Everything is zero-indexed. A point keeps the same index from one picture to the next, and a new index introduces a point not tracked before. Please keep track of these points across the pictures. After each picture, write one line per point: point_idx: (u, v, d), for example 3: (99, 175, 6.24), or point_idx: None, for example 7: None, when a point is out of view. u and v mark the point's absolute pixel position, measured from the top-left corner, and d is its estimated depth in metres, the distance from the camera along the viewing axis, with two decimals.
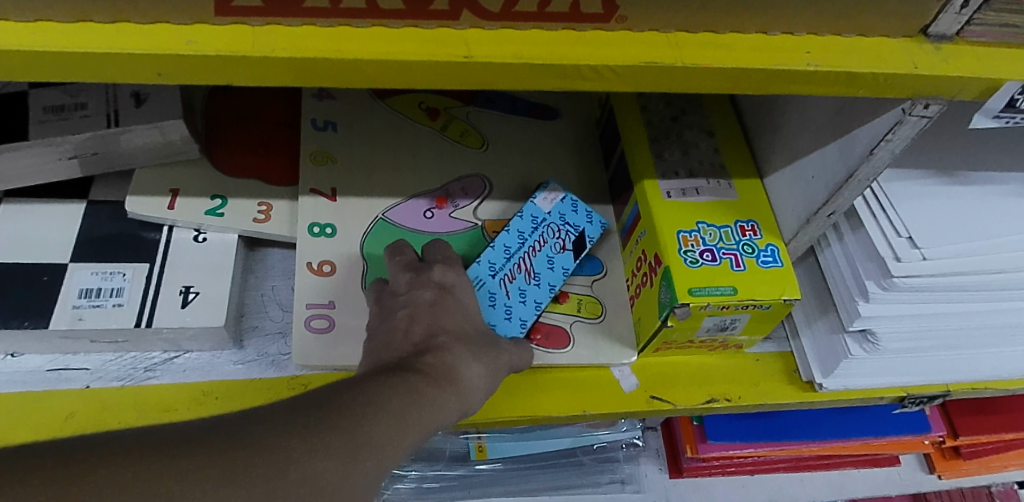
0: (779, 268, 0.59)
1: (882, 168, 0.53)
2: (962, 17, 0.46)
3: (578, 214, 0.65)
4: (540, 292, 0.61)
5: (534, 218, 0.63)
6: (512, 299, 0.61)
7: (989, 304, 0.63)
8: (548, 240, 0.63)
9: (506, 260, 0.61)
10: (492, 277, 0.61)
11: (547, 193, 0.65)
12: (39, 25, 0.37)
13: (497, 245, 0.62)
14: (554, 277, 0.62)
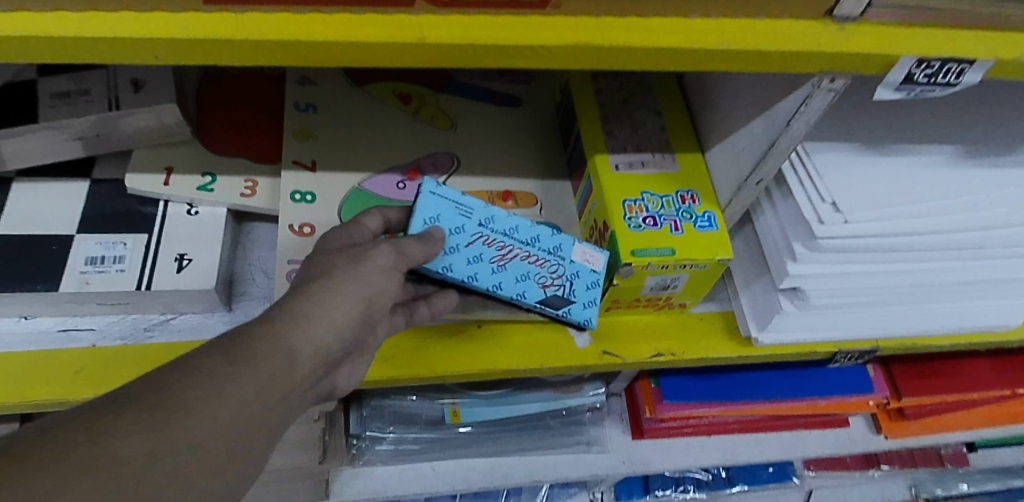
0: (715, 231, 0.66)
1: (800, 137, 0.60)
2: (863, 0, 0.52)
3: (586, 288, 0.64)
4: (484, 276, 0.61)
5: (557, 247, 0.64)
6: (464, 253, 0.60)
7: (909, 264, 0.71)
8: (546, 268, 0.63)
9: (500, 232, 0.62)
10: (468, 220, 0.61)
11: (593, 251, 0.64)
12: (55, 13, 0.43)
13: (512, 224, 0.63)
14: (509, 284, 0.61)
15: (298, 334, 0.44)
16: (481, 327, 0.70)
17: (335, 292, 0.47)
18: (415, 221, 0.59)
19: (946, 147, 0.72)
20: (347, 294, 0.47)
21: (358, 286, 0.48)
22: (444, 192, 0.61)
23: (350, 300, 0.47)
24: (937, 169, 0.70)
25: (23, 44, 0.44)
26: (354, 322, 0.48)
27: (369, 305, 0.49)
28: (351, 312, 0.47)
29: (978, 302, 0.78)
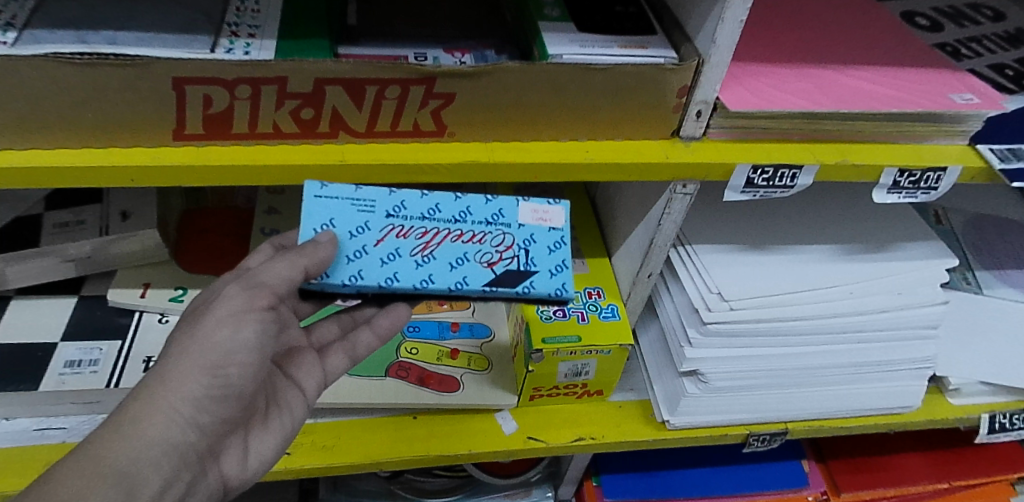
0: (617, 320, 0.77)
1: (672, 234, 0.72)
2: (701, 124, 0.66)
3: (547, 252, 0.56)
4: (408, 269, 0.53)
5: (495, 215, 0.57)
6: (375, 253, 0.53)
7: (795, 348, 0.81)
8: (489, 244, 0.55)
9: (417, 218, 0.55)
10: (373, 215, 0.55)
11: (545, 206, 0.58)
12: (56, 150, 0.56)
13: (431, 198, 0.56)
14: (444, 273, 0.53)
15: (149, 427, 0.51)
16: (418, 417, 0.79)
17: (179, 372, 0.53)
18: (306, 231, 0.53)
19: (822, 247, 0.83)
20: (190, 373, 0.53)
21: (202, 356, 0.53)
22: (336, 192, 0.55)
23: (195, 376, 0.53)
24: (816, 265, 0.81)
25: (28, 175, 0.55)
26: (208, 396, 0.53)
27: (221, 373, 0.54)
28: (200, 388, 0.53)
29: (874, 385, 0.86)
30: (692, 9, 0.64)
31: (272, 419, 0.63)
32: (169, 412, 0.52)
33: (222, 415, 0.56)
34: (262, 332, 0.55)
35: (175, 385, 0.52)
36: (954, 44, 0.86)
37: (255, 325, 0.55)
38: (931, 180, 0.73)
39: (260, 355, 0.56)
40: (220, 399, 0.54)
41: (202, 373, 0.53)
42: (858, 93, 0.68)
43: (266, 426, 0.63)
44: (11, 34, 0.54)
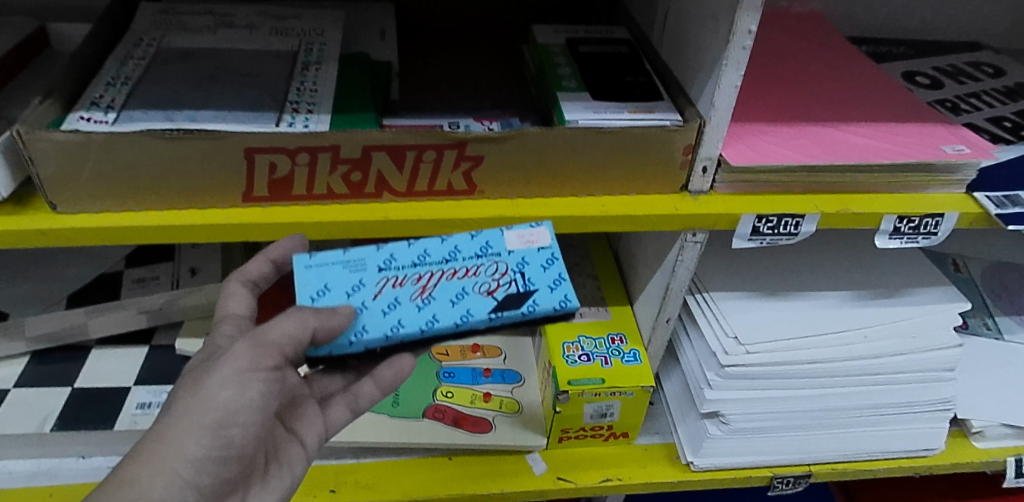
0: (639, 364, 0.83)
1: (686, 280, 0.78)
2: (707, 180, 0.73)
3: (540, 270, 0.62)
4: (411, 313, 0.60)
5: (484, 248, 0.64)
6: (375, 307, 0.60)
7: (813, 390, 0.85)
8: (484, 276, 0.62)
9: (408, 267, 0.63)
10: (366, 273, 0.63)
11: (529, 231, 0.65)
12: (144, 211, 0.65)
13: (417, 245, 0.64)
14: (446, 310, 0.60)
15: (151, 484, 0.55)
16: (452, 458, 0.84)
17: (182, 430, 0.57)
18: (304, 297, 0.61)
19: (836, 292, 0.88)
20: (192, 432, 0.57)
21: (204, 413, 0.57)
22: (326, 261, 0.64)
23: (198, 435, 0.57)
24: (828, 309, 0.85)
25: (121, 233, 0.64)
26: (208, 453, 0.58)
27: (222, 431, 0.58)
28: (201, 446, 0.57)
29: (894, 426, 0.89)
30: (695, 76, 0.72)
31: (273, 471, 0.68)
32: (170, 470, 0.56)
33: (221, 472, 0.59)
34: (263, 390, 0.59)
35: (179, 443, 0.56)
36: (953, 100, 0.92)
37: (257, 384, 0.59)
38: (930, 225, 0.78)
39: (260, 413, 0.60)
40: (220, 456, 0.58)
41: (204, 432, 0.57)
42: (853, 148, 0.74)
43: (267, 480, 0.68)
44: (113, 116, 0.65)
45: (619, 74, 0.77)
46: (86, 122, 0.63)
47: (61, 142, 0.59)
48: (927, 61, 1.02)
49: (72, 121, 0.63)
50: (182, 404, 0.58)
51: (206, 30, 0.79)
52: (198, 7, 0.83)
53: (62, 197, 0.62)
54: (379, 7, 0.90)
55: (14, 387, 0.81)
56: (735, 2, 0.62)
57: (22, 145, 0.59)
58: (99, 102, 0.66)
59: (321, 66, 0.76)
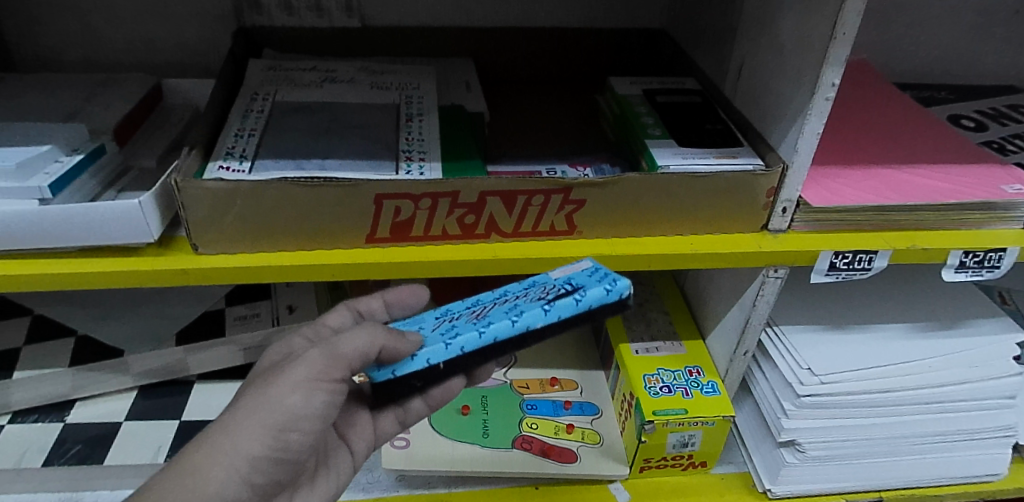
0: (718, 395, 0.87)
1: (765, 314, 0.83)
2: (786, 219, 0.79)
3: (586, 276, 0.67)
4: (469, 326, 0.63)
5: (531, 283, 0.69)
6: (434, 332, 0.64)
7: (884, 419, 0.89)
8: (535, 295, 0.66)
9: (465, 310, 0.68)
10: (426, 321, 0.67)
11: (573, 265, 0.70)
12: (276, 251, 0.70)
13: (470, 300, 0.70)
14: (500, 317, 0.63)
15: (208, 481, 0.56)
16: (541, 488, 0.87)
17: (247, 430, 0.58)
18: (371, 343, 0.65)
19: (899, 325, 0.92)
20: (255, 431, 0.58)
21: (271, 414, 0.58)
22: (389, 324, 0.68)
23: (260, 436, 0.58)
24: (895, 341, 0.90)
25: (257, 272, 0.69)
26: (266, 455, 0.58)
27: (282, 434, 0.59)
28: (261, 447, 0.58)
29: (960, 453, 0.93)
30: (774, 124, 0.77)
31: (319, 474, 0.71)
32: (227, 467, 0.57)
33: (274, 475, 0.60)
34: (327, 400, 0.61)
35: (239, 441, 0.57)
36: (999, 141, 0.98)
37: (324, 394, 0.60)
38: (993, 260, 0.83)
39: (320, 422, 0.61)
40: (277, 458, 0.59)
41: (266, 433, 0.58)
42: (919, 188, 0.80)
43: (313, 482, 0.70)
44: (248, 164, 0.71)
45: (698, 122, 0.83)
46: (226, 171, 0.69)
47: (213, 190, 0.65)
48: (969, 104, 1.08)
49: (213, 170, 0.69)
50: (248, 404, 0.59)
51: (314, 85, 0.86)
52: (302, 63, 0.89)
53: (204, 239, 0.68)
54: (463, 61, 0.97)
55: (126, 420, 0.85)
56: (820, 58, 0.68)
57: (178, 192, 0.64)
58: (233, 152, 0.72)
59: (424, 117, 0.82)
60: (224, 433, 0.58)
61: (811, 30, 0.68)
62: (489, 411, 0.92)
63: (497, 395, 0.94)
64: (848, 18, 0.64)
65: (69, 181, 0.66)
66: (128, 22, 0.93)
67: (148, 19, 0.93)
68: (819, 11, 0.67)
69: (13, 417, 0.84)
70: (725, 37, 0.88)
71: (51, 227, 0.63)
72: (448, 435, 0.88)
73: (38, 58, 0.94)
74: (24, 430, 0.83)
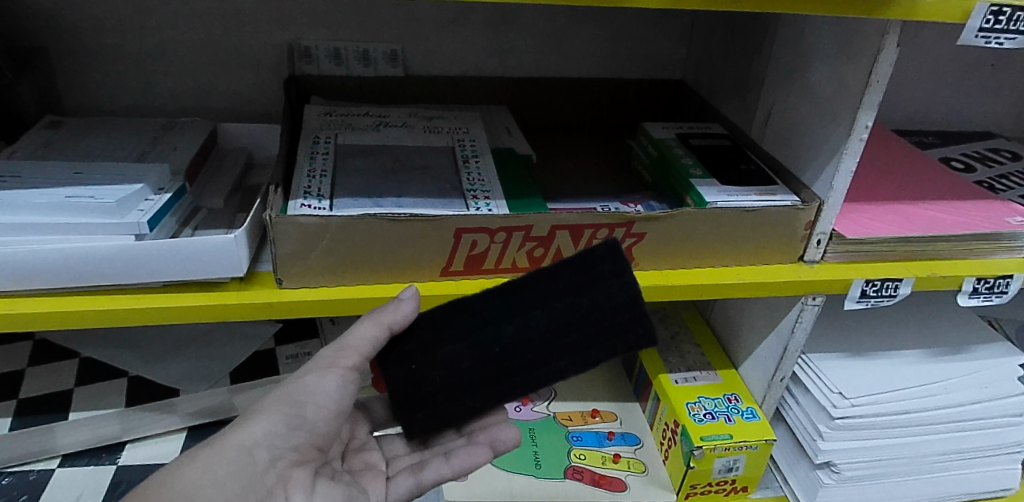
0: (758, 420, 0.91)
1: (802, 341, 0.89)
2: (820, 250, 0.85)
3: None
4: None
5: None
6: None
7: (910, 439, 0.94)
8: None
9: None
10: None
11: None
12: (356, 285, 0.73)
13: None
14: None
15: (237, 437, 0.66)
16: None
17: (270, 406, 0.67)
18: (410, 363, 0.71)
19: (918, 349, 0.98)
20: (278, 402, 0.67)
21: (288, 392, 0.68)
22: None
23: (282, 406, 0.67)
24: (916, 364, 0.95)
25: (338, 306, 0.72)
26: (288, 424, 0.67)
27: (299, 406, 0.68)
28: (283, 415, 0.67)
29: (977, 469, 0.99)
30: (807, 163, 0.85)
31: (338, 479, 0.73)
32: (253, 429, 0.66)
33: (295, 447, 0.68)
34: (340, 385, 0.69)
35: (266, 408, 0.67)
36: (988, 181, 1.08)
37: (335, 378, 0.69)
38: (1001, 285, 0.91)
39: (336, 406, 0.70)
40: (297, 429, 0.68)
41: (285, 401, 0.67)
42: (935, 220, 0.88)
43: (333, 480, 0.71)
44: (327, 202, 0.74)
45: (734, 163, 0.89)
46: (309, 208, 0.72)
47: (305, 225, 0.67)
48: (954, 147, 1.19)
49: (297, 207, 0.72)
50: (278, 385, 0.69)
51: (370, 129, 0.90)
52: (354, 110, 0.93)
53: (289, 272, 0.70)
54: (501, 108, 1.02)
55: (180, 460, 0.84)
56: (857, 102, 0.75)
57: (270, 228, 0.67)
58: (309, 191, 0.75)
59: (480, 159, 0.86)
60: (255, 407, 0.68)
61: (848, 77, 0.76)
62: (539, 443, 0.94)
63: (544, 430, 0.96)
64: (884, 66, 0.73)
65: (160, 218, 0.69)
66: (182, 70, 0.96)
67: (200, 68, 0.96)
68: (856, 61, 0.75)
69: (62, 461, 0.83)
70: (751, 85, 0.95)
71: (146, 262, 0.66)
72: (504, 467, 0.91)
73: (88, 104, 0.96)
74: (75, 473, 0.82)
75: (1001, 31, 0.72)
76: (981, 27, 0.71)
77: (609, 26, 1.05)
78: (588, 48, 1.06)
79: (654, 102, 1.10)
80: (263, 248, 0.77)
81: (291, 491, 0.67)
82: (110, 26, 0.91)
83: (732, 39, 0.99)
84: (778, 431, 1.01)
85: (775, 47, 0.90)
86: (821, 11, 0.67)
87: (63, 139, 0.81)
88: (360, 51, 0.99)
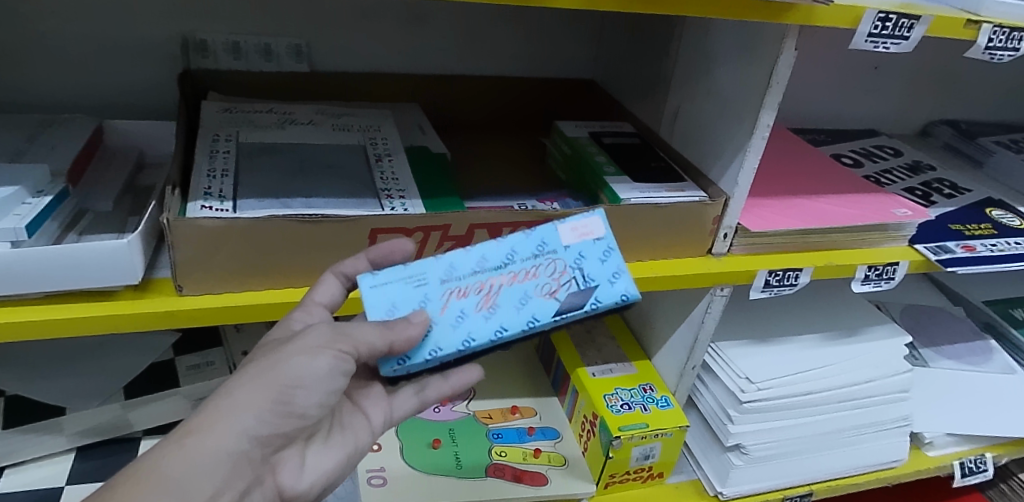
0: (672, 407, 0.93)
1: (711, 331, 0.91)
2: (727, 242, 0.88)
3: (600, 263, 0.66)
4: (482, 324, 0.63)
5: (541, 243, 0.67)
6: (444, 320, 0.63)
7: (813, 418, 0.99)
8: (544, 276, 0.65)
9: (468, 277, 0.65)
10: (429, 283, 0.64)
11: (583, 223, 0.68)
12: (266, 289, 0.70)
13: (473, 252, 0.66)
14: (514, 316, 0.63)
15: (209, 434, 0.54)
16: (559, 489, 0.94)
17: (251, 390, 0.56)
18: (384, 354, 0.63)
19: (816, 333, 1.03)
20: (261, 391, 0.56)
21: (273, 377, 0.56)
22: (385, 278, 0.64)
23: (265, 394, 0.56)
24: (815, 348, 1.00)
25: (246, 312, 0.68)
26: (274, 413, 0.57)
27: (288, 392, 0.57)
28: (268, 406, 0.56)
29: (871, 443, 1.05)
30: (713, 160, 0.88)
31: (335, 438, 0.66)
32: (230, 424, 0.55)
33: (280, 434, 0.58)
34: (334, 367, 0.58)
35: (246, 399, 0.56)
36: (875, 175, 1.15)
37: (329, 360, 0.58)
38: (890, 272, 0.97)
39: (330, 388, 0.59)
40: (284, 417, 0.57)
41: (270, 390, 0.56)
42: (829, 213, 0.93)
43: (329, 443, 0.65)
44: (230, 204, 0.69)
45: (644, 160, 0.91)
46: (210, 210, 0.68)
47: (207, 228, 0.63)
48: (842, 144, 1.26)
49: (196, 209, 0.67)
50: (260, 366, 0.57)
51: (275, 126, 0.86)
52: (257, 106, 0.89)
53: (189, 279, 0.66)
54: (413, 106, 1.00)
55: (68, 483, 0.78)
56: (759, 102, 0.79)
57: (169, 231, 0.62)
58: (210, 192, 0.71)
59: (393, 157, 0.85)
60: (225, 393, 0.56)
61: (751, 79, 0.80)
62: (459, 445, 0.93)
63: (463, 430, 0.96)
64: (782, 68, 0.76)
65: (40, 223, 0.63)
66: (61, 62, 0.88)
67: (83, 60, 0.89)
68: (757, 62, 0.78)
69: None
70: (659, 85, 0.98)
71: (26, 271, 0.60)
72: (421, 469, 0.89)
73: None
74: None
75: (888, 37, 0.77)
76: (869, 32, 0.76)
77: (520, 24, 1.05)
78: (501, 46, 1.06)
79: (565, 99, 1.11)
80: (159, 254, 0.72)
81: (278, 474, 0.60)
82: None
83: (640, 39, 1.02)
84: (690, 417, 1.04)
85: (680, 50, 0.93)
86: (727, 14, 0.69)
87: None
88: (262, 45, 0.95)
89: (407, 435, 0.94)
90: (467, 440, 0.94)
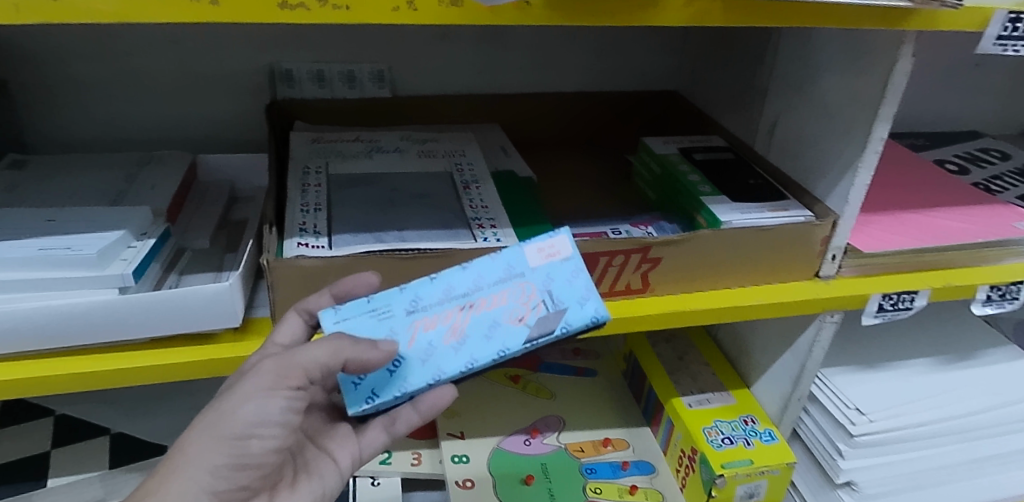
0: (777, 442, 0.88)
1: (820, 359, 0.86)
2: (836, 264, 0.82)
3: (570, 281, 0.61)
4: (449, 357, 0.59)
5: (505, 266, 0.62)
6: (412, 356, 0.59)
7: (929, 451, 0.92)
8: (512, 300, 0.60)
9: (433, 307, 0.61)
10: (393, 317, 0.60)
11: (548, 242, 0.63)
12: None
13: (433, 281, 0.62)
14: (482, 347, 0.59)
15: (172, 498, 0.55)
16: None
17: (202, 443, 0.56)
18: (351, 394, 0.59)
19: (928, 358, 0.96)
20: (216, 446, 0.56)
21: (224, 427, 0.56)
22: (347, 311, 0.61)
23: (219, 449, 0.56)
24: (929, 375, 0.93)
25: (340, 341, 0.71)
26: (230, 465, 0.57)
27: (241, 444, 0.56)
28: (222, 459, 0.56)
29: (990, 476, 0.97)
30: (819, 176, 0.82)
31: (302, 484, 0.65)
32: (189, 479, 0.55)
33: (238, 484, 0.58)
34: (286, 408, 0.57)
35: (199, 458, 0.55)
36: (985, 182, 1.07)
37: (280, 402, 0.57)
38: (1012, 291, 0.90)
39: (284, 430, 0.58)
40: (242, 468, 0.57)
41: (223, 441, 0.56)
42: (945, 229, 0.86)
43: (296, 488, 0.64)
44: (325, 240, 0.68)
45: (741, 178, 0.86)
46: (306, 247, 0.67)
47: (305, 267, 0.62)
48: (945, 149, 1.18)
49: (293, 246, 0.66)
50: (212, 416, 0.56)
51: (362, 156, 0.85)
52: (344, 135, 0.88)
53: None
54: (494, 127, 0.98)
55: None
56: (872, 115, 0.73)
57: (267, 271, 0.62)
58: (305, 228, 0.70)
59: (480, 184, 0.82)
60: (182, 449, 0.56)
61: (863, 90, 0.74)
62: (552, 479, 0.90)
63: (557, 463, 0.93)
64: (899, 77, 0.70)
65: (146, 267, 0.63)
66: (156, 99, 0.90)
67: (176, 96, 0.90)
68: (870, 72, 0.73)
69: None
70: (753, 97, 0.93)
71: (133, 317, 0.60)
72: None
73: (58, 139, 0.90)
74: None
75: (1020, 38, 0.71)
76: (1000, 35, 0.70)
77: (602, 38, 1.02)
78: (581, 61, 1.03)
79: (647, 115, 1.07)
80: (256, 292, 0.72)
81: None
82: (76, 56, 0.85)
83: (730, 49, 0.97)
84: (794, 447, 0.99)
85: (778, 58, 0.88)
86: (843, 24, 0.64)
87: (32, 181, 0.75)
88: (345, 72, 0.94)
89: (498, 468, 0.91)
90: (550, 473, 0.91)
